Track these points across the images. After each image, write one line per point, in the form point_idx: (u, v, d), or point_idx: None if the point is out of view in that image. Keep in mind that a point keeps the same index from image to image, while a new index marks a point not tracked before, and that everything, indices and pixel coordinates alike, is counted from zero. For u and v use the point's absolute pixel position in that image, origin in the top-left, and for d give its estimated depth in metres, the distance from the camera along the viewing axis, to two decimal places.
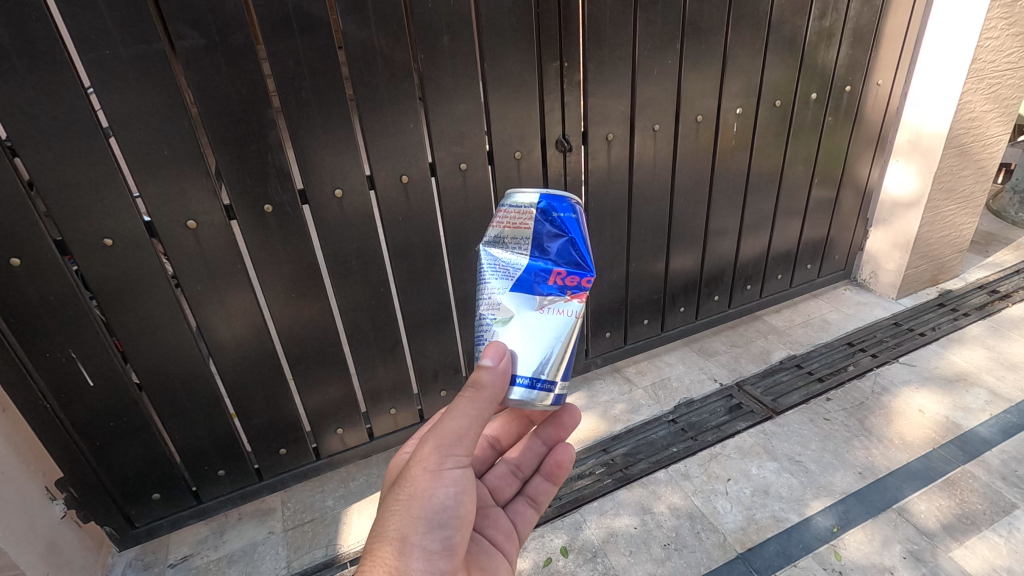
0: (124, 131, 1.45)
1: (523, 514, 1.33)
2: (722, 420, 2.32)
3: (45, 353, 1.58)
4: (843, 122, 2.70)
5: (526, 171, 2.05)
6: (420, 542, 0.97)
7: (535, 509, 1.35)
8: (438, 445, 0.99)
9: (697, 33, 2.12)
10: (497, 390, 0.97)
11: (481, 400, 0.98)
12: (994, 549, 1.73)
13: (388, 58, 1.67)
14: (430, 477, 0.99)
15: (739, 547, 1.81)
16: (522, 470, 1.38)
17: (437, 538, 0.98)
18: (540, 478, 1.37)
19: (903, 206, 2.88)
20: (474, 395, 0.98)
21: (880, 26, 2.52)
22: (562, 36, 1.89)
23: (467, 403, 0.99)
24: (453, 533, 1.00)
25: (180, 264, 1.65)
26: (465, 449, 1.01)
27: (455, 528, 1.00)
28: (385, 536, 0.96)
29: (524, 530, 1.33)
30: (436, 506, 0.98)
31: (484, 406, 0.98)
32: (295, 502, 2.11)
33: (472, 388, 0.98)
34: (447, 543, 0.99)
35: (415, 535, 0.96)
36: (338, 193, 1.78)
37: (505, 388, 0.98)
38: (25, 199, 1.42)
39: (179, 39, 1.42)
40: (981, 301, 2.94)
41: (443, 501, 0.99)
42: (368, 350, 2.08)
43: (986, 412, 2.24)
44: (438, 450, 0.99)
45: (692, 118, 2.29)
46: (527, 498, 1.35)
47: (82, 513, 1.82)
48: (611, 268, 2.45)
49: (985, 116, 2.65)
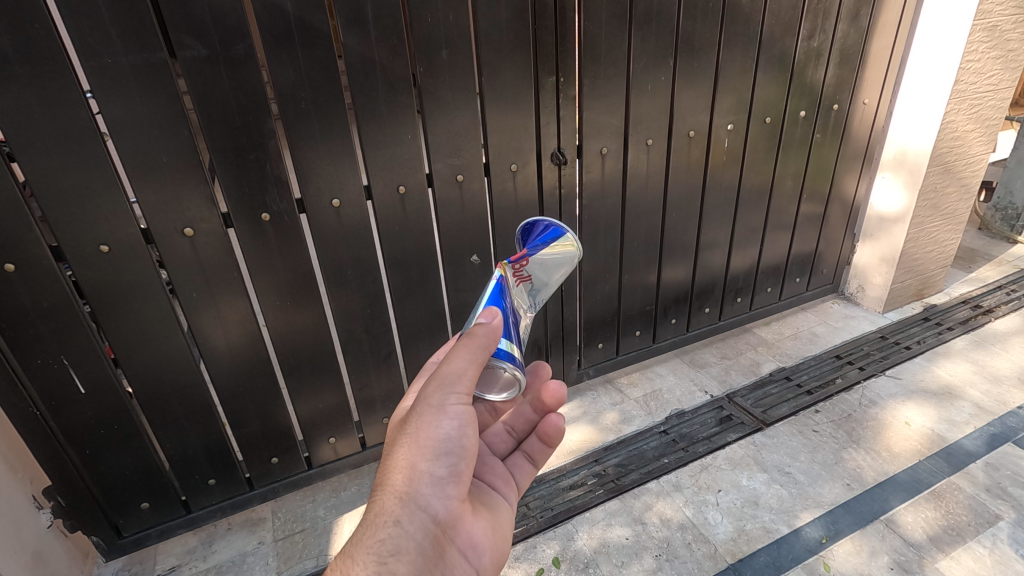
0: (124, 139, 1.45)
1: (520, 466, 1.30)
2: (713, 431, 2.34)
3: (36, 360, 1.57)
4: (830, 139, 2.76)
5: (521, 183, 2.09)
6: (429, 469, 0.96)
7: (532, 465, 1.32)
8: (444, 383, 0.96)
9: (690, 50, 2.17)
10: (488, 339, 0.97)
11: (474, 344, 0.97)
12: (979, 560, 1.76)
13: (387, 71, 1.69)
14: (435, 412, 0.96)
15: (729, 558, 1.83)
16: (516, 431, 1.35)
17: (445, 466, 0.97)
18: (537, 437, 1.30)
19: (890, 221, 2.93)
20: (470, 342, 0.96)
21: (866, 46, 2.58)
22: (558, 51, 1.93)
23: (478, 348, 0.96)
24: (461, 465, 0.98)
25: (176, 271, 1.65)
26: (467, 387, 0.97)
27: (462, 456, 0.98)
28: (394, 465, 0.96)
29: (522, 484, 1.30)
30: (440, 438, 0.96)
31: (479, 353, 0.97)
32: (286, 512, 2.09)
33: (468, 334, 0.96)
34: (455, 473, 0.98)
35: (423, 464, 0.95)
36: (336, 203, 1.79)
37: (491, 342, 0.98)
38: (21, 205, 1.42)
39: (181, 50, 1.43)
40: (964, 315, 3.01)
41: (447, 433, 0.96)
42: (362, 359, 2.08)
43: (971, 425, 2.28)
44: (440, 388, 0.96)
45: (685, 133, 2.34)
46: (525, 453, 1.32)
47: (69, 522, 1.79)
48: (603, 281, 2.48)
49: (969, 135, 2.72)
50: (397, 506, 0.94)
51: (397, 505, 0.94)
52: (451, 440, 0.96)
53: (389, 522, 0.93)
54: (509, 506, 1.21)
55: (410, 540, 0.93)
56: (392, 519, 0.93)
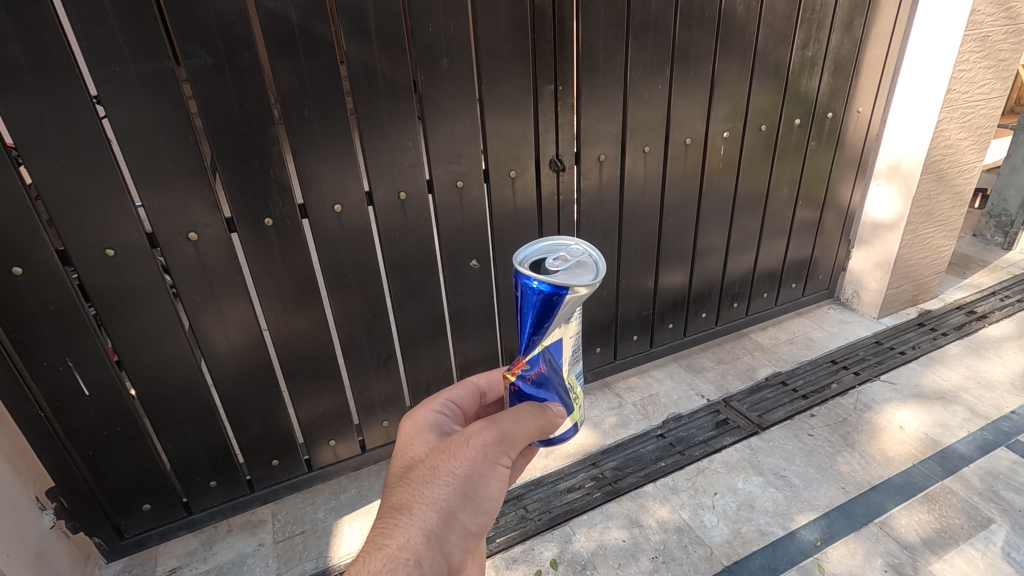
0: (131, 145, 1.48)
1: None
2: (709, 435, 2.36)
3: (41, 362, 1.59)
4: (825, 147, 2.79)
5: (520, 188, 2.12)
6: (461, 519, 0.99)
7: None
8: (504, 440, 0.99)
9: (686, 59, 2.21)
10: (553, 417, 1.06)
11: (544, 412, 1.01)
12: (971, 562, 1.79)
13: (389, 79, 1.73)
14: (486, 464, 1.00)
15: (725, 560, 1.85)
16: None
17: (474, 518, 1.00)
18: None
19: (884, 227, 2.97)
20: (537, 414, 1.04)
21: (860, 55, 2.62)
22: (557, 60, 1.96)
23: (541, 421, 1.02)
24: (485, 522, 1.03)
25: (181, 275, 1.68)
26: (518, 448, 1.03)
27: (489, 514, 1.02)
28: (428, 503, 0.97)
29: None
30: (482, 492, 1.00)
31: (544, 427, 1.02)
32: (286, 514, 2.11)
33: (536, 407, 1.04)
34: (479, 528, 1.02)
35: (458, 513, 0.98)
36: (338, 208, 1.82)
37: (557, 419, 1.06)
38: (29, 210, 1.44)
39: (187, 58, 1.46)
40: (959, 321, 3.04)
41: (488, 490, 1.01)
42: (362, 362, 2.11)
43: (964, 429, 2.31)
44: (498, 443, 0.99)
45: (681, 141, 2.37)
46: None
47: (71, 524, 1.81)
48: (601, 286, 2.51)
49: (961, 143, 2.76)
50: (423, 545, 0.94)
51: (422, 543, 0.94)
52: (488, 495, 1.01)
53: (411, 560, 0.92)
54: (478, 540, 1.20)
55: None
56: (414, 558, 0.93)
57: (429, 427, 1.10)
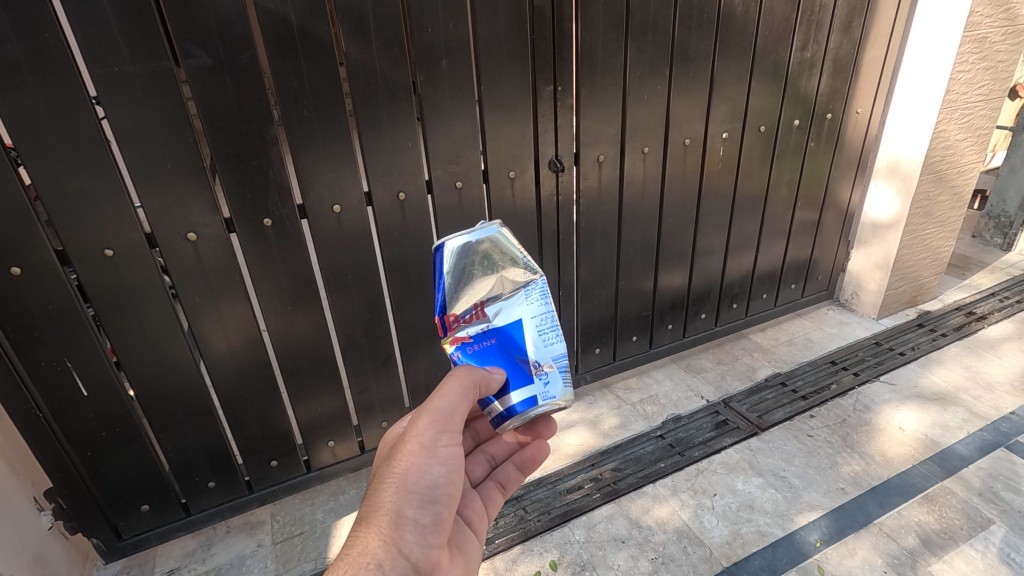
0: (130, 145, 1.48)
1: (492, 498, 1.31)
2: (709, 436, 2.36)
3: (40, 362, 1.59)
4: (824, 147, 2.80)
5: (519, 189, 2.12)
6: (414, 515, 0.98)
7: (501, 494, 1.32)
8: (442, 420, 1.02)
9: (686, 60, 2.21)
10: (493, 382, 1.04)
11: (468, 379, 1.02)
12: (971, 563, 1.78)
13: (388, 79, 1.73)
14: (426, 452, 1.01)
15: (724, 562, 1.84)
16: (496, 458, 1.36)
17: (429, 512, 0.99)
18: (513, 464, 1.33)
19: (883, 228, 2.97)
20: (467, 379, 1.03)
21: (858, 56, 2.63)
22: (556, 61, 1.97)
23: (470, 386, 1.02)
24: (444, 514, 1.01)
25: (179, 275, 1.67)
26: (457, 427, 1.04)
27: (445, 503, 1.01)
28: (379, 505, 0.97)
29: (492, 512, 1.31)
30: (428, 482, 1.00)
31: (475, 389, 1.03)
32: (285, 515, 2.11)
33: (469, 374, 1.03)
34: (437, 518, 1.00)
35: (409, 508, 0.97)
36: (337, 209, 1.82)
37: (494, 380, 1.04)
38: (27, 210, 1.44)
39: (186, 59, 1.46)
40: (958, 321, 3.04)
41: (435, 477, 1.00)
42: (361, 363, 2.10)
43: (964, 430, 2.31)
44: (433, 425, 1.02)
45: (680, 142, 2.37)
46: (497, 483, 1.32)
47: (70, 524, 1.81)
48: (601, 287, 2.51)
49: (960, 144, 2.76)
50: (382, 549, 0.93)
51: (381, 547, 0.93)
52: (437, 483, 1.00)
53: (373, 565, 0.91)
54: (479, 543, 1.19)
55: None
56: (375, 562, 0.91)
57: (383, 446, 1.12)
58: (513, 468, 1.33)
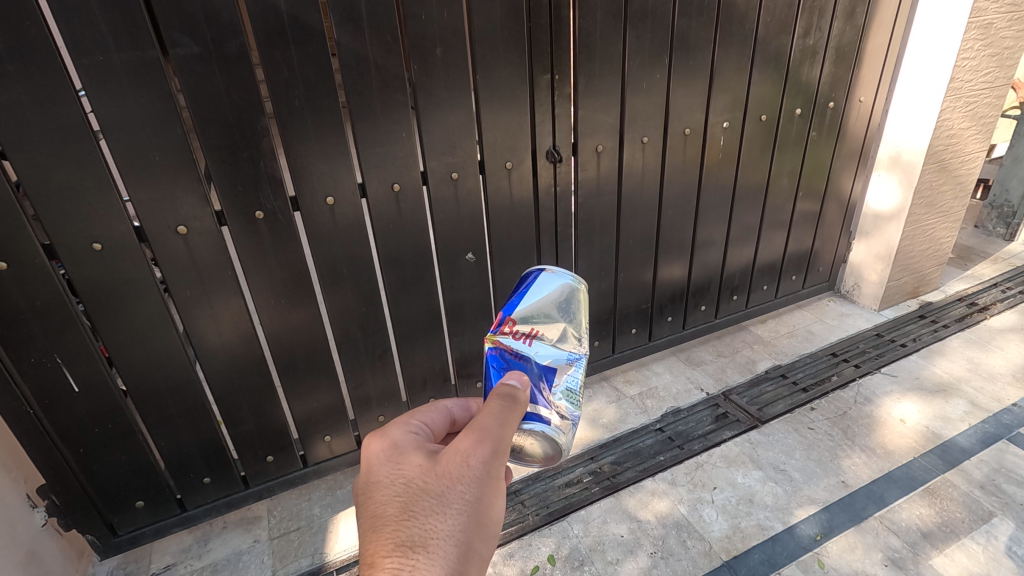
0: (117, 137, 1.45)
1: None
2: (708, 429, 2.35)
3: (29, 359, 1.56)
4: (826, 137, 2.76)
5: (516, 180, 2.08)
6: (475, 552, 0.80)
7: None
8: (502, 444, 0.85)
9: (685, 48, 2.17)
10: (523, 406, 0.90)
11: (517, 412, 0.88)
12: (972, 556, 1.77)
13: (381, 69, 1.69)
14: (486, 486, 0.83)
15: (724, 555, 1.83)
16: None
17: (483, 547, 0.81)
18: None
19: (885, 219, 2.93)
20: (510, 408, 0.88)
21: (862, 43, 2.58)
22: (553, 49, 1.92)
23: (514, 415, 0.88)
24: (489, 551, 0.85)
25: (170, 270, 1.64)
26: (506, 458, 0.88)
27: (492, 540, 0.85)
28: (433, 545, 0.76)
29: None
30: (490, 513, 0.83)
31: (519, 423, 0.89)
32: (282, 510, 2.10)
33: (507, 400, 0.88)
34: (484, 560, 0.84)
35: (473, 545, 0.79)
36: (330, 201, 1.79)
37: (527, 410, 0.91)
38: (13, 204, 1.41)
39: (173, 47, 1.43)
40: (960, 313, 3.01)
41: (495, 511, 0.84)
42: (357, 357, 2.08)
43: (965, 422, 2.29)
44: (491, 454, 0.84)
45: (680, 132, 2.33)
46: None
47: (63, 521, 1.79)
48: (599, 280, 2.48)
49: (964, 133, 2.72)
50: None
51: None
52: (496, 517, 0.84)
53: None
54: None
55: None
56: None
57: (402, 453, 0.88)
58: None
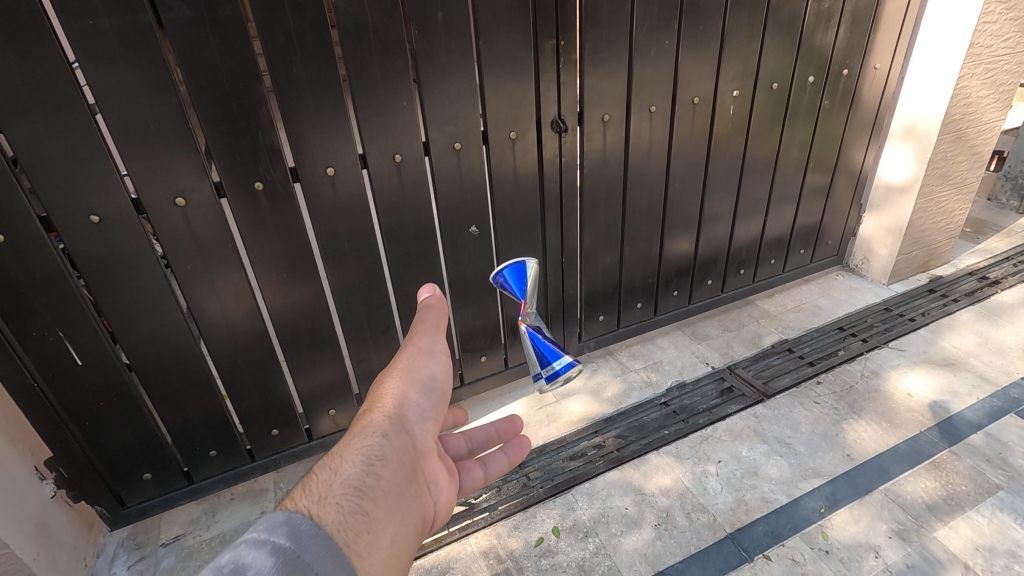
0: (110, 106, 1.41)
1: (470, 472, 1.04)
2: (713, 403, 2.34)
3: (31, 333, 1.56)
4: (839, 106, 2.68)
5: (521, 151, 2.03)
6: (415, 401, 0.85)
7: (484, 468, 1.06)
8: (430, 336, 0.94)
9: (696, 13, 2.09)
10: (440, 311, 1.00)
11: (433, 313, 0.99)
12: (976, 529, 1.77)
13: (380, 35, 1.63)
14: (414, 356, 0.90)
15: (728, 528, 1.84)
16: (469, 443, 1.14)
17: (425, 402, 0.86)
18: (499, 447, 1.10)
19: (897, 191, 2.87)
20: (430, 317, 0.98)
21: (879, 8, 2.49)
22: (558, 14, 1.86)
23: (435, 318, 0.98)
24: (441, 406, 0.88)
25: (169, 243, 1.62)
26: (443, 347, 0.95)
27: (443, 398, 0.88)
28: (375, 399, 0.84)
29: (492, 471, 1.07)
30: (426, 373, 0.89)
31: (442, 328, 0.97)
32: (288, 483, 2.12)
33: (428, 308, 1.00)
34: (436, 412, 0.87)
35: (407, 393, 0.85)
36: (330, 171, 1.75)
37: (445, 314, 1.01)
38: (7, 175, 1.38)
39: (164, 12, 1.37)
40: (970, 287, 2.97)
41: (431, 370, 0.89)
42: (360, 331, 2.07)
43: (973, 396, 2.27)
44: (421, 339, 0.93)
45: (689, 101, 2.27)
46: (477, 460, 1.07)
47: (72, 493, 1.81)
48: (604, 253, 2.45)
49: (982, 101, 2.64)
50: (383, 425, 0.79)
51: (383, 420, 0.80)
52: (435, 377, 0.89)
53: (375, 433, 0.78)
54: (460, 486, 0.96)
55: (394, 454, 0.77)
56: (378, 430, 0.78)
57: None
58: (483, 433, 1.17)
